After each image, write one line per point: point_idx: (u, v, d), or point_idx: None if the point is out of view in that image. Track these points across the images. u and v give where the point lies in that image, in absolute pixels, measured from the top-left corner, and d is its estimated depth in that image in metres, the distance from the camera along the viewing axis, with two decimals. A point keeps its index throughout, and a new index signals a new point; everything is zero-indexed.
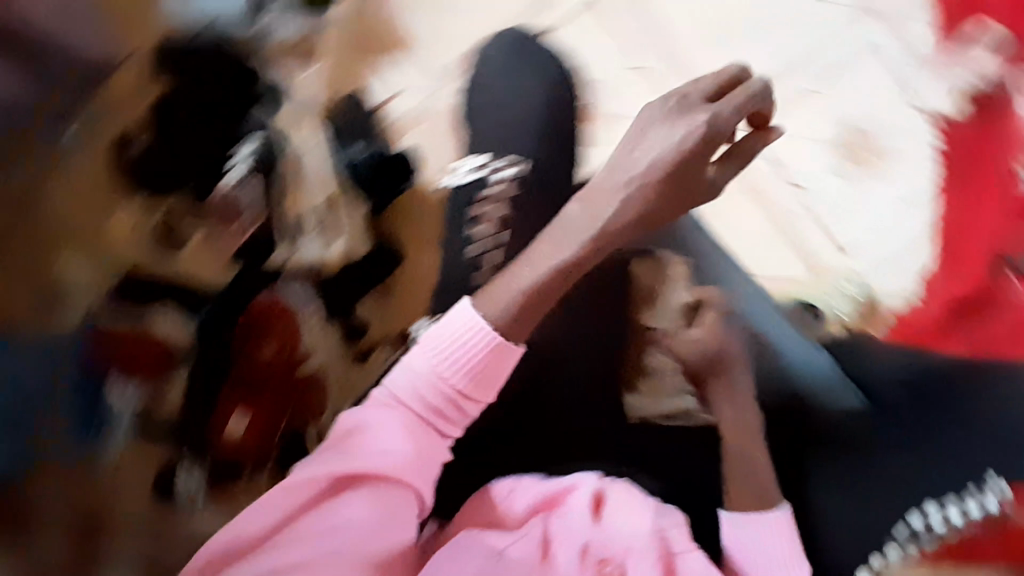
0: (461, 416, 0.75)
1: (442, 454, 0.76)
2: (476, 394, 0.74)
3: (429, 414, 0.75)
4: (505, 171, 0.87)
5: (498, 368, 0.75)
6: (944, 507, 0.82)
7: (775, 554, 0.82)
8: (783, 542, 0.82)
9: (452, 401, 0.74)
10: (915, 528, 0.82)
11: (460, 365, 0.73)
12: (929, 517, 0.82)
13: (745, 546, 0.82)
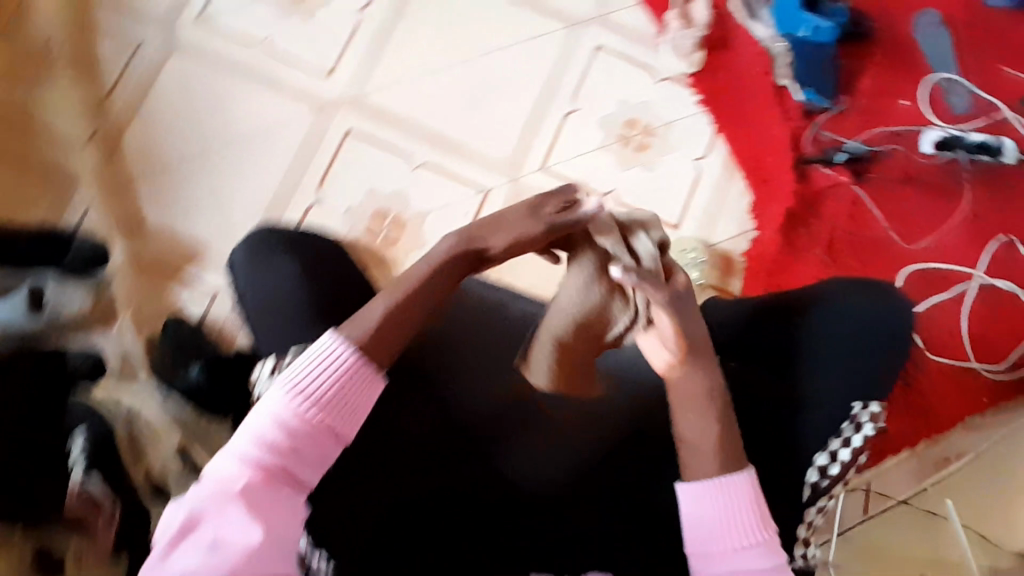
0: (319, 457, 0.52)
1: (301, 515, 0.51)
2: (341, 428, 0.53)
3: (289, 463, 0.51)
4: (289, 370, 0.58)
5: (360, 399, 0.53)
6: (844, 437, 0.64)
7: (733, 521, 0.55)
8: (739, 506, 0.55)
9: (318, 440, 0.52)
10: (814, 483, 0.64)
11: (322, 390, 0.52)
12: (832, 453, 0.64)
13: (707, 533, 0.55)
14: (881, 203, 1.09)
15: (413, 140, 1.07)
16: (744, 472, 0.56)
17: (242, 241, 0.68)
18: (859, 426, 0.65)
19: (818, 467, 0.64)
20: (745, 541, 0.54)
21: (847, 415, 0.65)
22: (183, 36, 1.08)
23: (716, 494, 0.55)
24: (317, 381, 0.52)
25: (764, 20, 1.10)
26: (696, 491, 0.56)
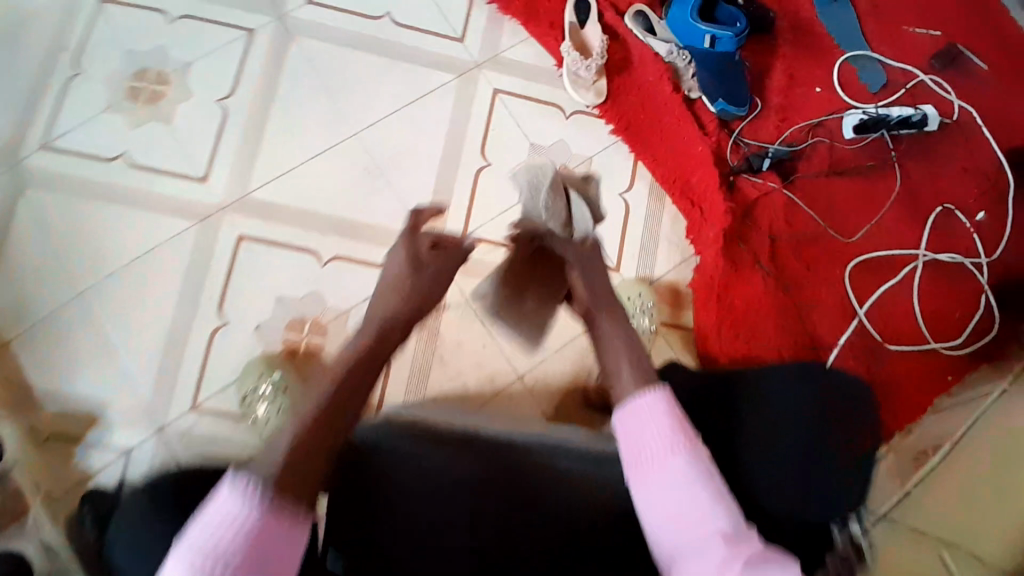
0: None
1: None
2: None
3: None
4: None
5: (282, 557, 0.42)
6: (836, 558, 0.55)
7: (644, 440, 0.52)
8: (667, 442, 0.51)
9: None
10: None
11: (239, 554, 0.40)
12: None
13: (638, 445, 0.52)
14: (813, 201, 1.05)
15: (315, 232, 0.96)
16: (655, 389, 0.55)
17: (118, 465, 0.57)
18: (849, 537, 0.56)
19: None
20: (674, 472, 0.49)
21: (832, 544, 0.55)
22: (28, 163, 0.94)
23: (638, 420, 0.53)
24: (228, 539, 0.41)
25: (661, 34, 1.05)
26: (630, 408, 0.54)
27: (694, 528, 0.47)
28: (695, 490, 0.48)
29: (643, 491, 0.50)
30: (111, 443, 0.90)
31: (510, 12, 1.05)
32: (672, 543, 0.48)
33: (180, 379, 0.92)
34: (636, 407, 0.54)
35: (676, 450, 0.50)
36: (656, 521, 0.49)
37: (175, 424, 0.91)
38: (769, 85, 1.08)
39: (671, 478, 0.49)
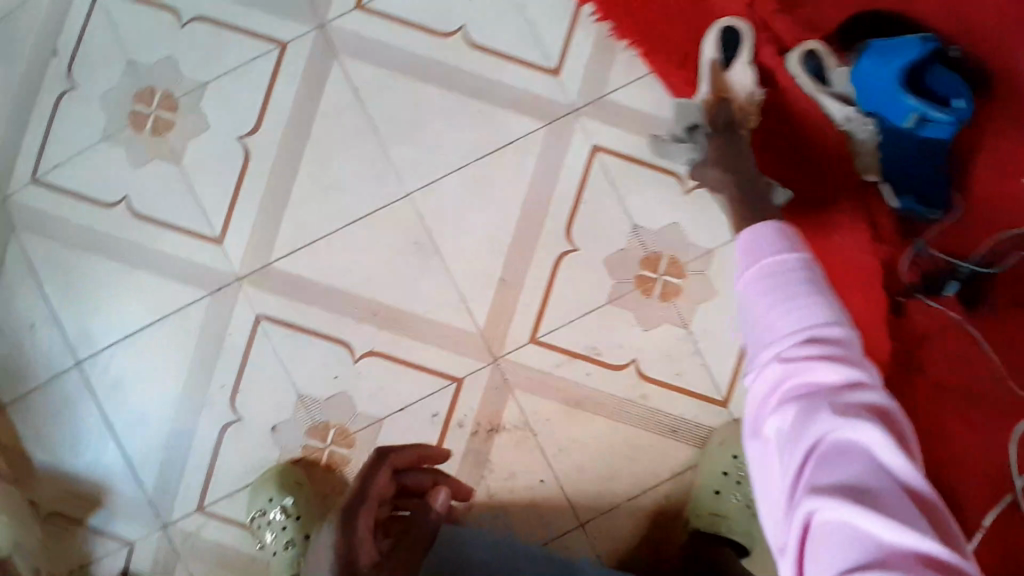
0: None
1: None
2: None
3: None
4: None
5: None
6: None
7: (769, 275, 0.47)
8: (779, 242, 0.49)
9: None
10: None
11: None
12: None
13: (752, 256, 0.49)
14: (1002, 341, 0.76)
15: (348, 318, 0.77)
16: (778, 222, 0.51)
17: None
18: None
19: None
20: (788, 281, 0.46)
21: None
22: (15, 202, 0.77)
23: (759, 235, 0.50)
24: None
25: (840, 88, 0.75)
26: (751, 229, 0.51)
27: (787, 302, 0.45)
28: (810, 322, 0.43)
29: (750, 295, 0.48)
30: (112, 535, 0.80)
31: (627, 35, 0.76)
32: (757, 329, 0.46)
33: (185, 475, 0.79)
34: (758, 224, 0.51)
35: (813, 312, 0.44)
36: (748, 324, 0.47)
37: (180, 524, 0.79)
38: (974, 170, 0.77)
39: (762, 275, 0.48)
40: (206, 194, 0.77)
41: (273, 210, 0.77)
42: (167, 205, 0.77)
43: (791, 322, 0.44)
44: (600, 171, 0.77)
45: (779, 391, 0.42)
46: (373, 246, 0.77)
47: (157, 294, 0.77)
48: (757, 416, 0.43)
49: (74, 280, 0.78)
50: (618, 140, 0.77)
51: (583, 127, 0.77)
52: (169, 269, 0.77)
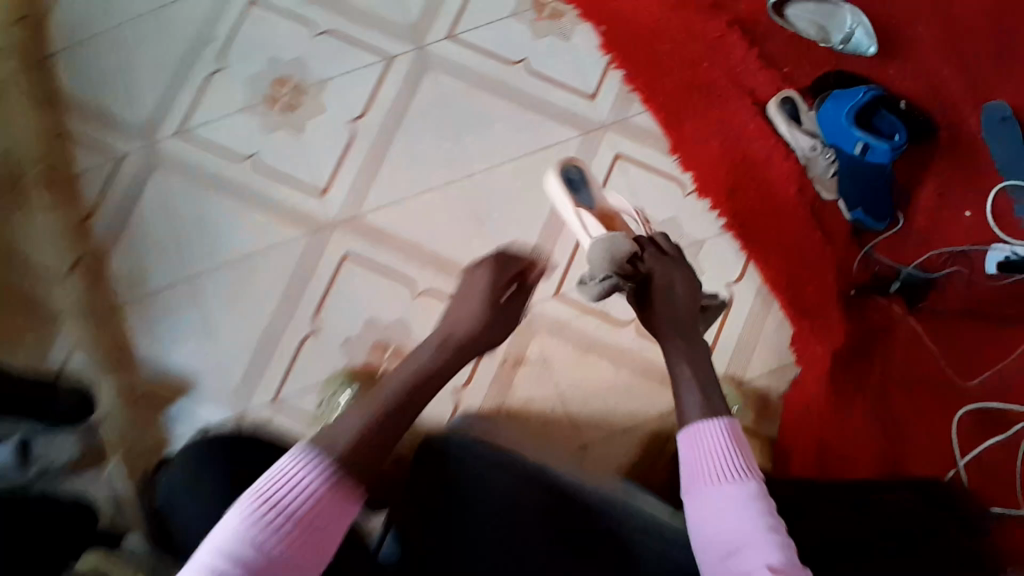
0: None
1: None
2: (307, 553, 0.50)
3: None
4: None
5: (331, 525, 0.52)
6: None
7: (714, 465, 0.60)
8: (727, 442, 0.62)
9: (286, 562, 0.49)
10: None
11: (295, 508, 0.51)
12: None
13: (700, 468, 0.61)
14: (938, 336, 0.96)
15: (414, 264, 0.99)
16: (725, 420, 0.65)
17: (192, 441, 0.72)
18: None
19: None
20: (726, 465, 0.60)
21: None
22: (164, 147, 0.99)
23: (700, 441, 0.64)
24: (291, 498, 0.52)
25: (808, 127, 0.98)
26: (695, 422, 0.65)
27: (727, 478, 0.59)
28: (740, 487, 0.57)
29: (696, 500, 0.59)
30: (194, 418, 0.97)
31: (636, 86, 1.02)
32: (702, 481, 0.60)
33: (264, 376, 0.97)
34: (686, 433, 0.66)
35: (738, 476, 0.59)
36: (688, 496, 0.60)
37: (253, 413, 0.97)
38: (913, 200, 1.00)
39: (710, 447, 0.62)
40: (318, 157, 1.00)
41: (366, 174, 1.00)
42: (285, 162, 1.00)
43: (730, 512, 0.56)
44: (617, 170, 1.00)
45: (729, 485, 0.58)
46: (441, 208, 0.99)
47: (267, 228, 0.99)
48: (707, 525, 0.56)
49: (201, 210, 0.99)
50: (634, 150, 1.01)
51: (609, 138, 1.01)
52: (279, 210, 0.99)
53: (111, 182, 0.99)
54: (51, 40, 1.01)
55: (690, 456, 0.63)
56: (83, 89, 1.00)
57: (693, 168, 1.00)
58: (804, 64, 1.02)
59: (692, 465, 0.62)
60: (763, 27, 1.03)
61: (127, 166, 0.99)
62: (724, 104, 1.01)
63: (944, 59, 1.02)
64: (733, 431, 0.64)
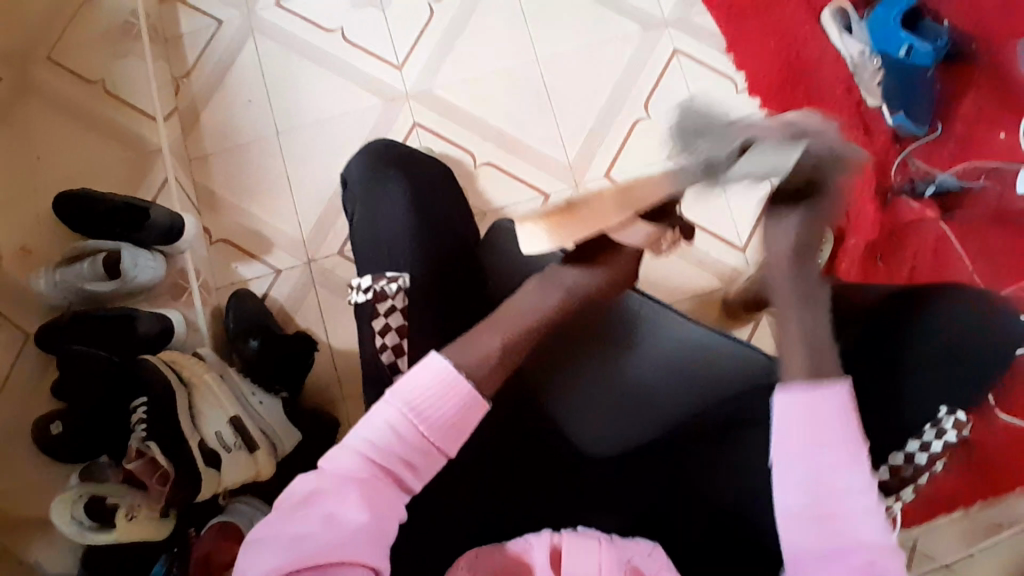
0: (424, 473, 0.57)
1: (397, 516, 0.55)
2: (447, 450, 0.58)
3: (398, 470, 0.56)
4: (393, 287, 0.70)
5: (464, 422, 0.58)
6: (924, 439, 0.62)
7: (817, 435, 0.52)
8: (838, 410, 0.53)
9: (426, 457, 0.57)
10: (883, 480, 0.63)
11: (441, 416, 0.57)
12: None
13: (811, 436, 0.52)
14: (968, 241, 1.00)
15: (476, 137, 1.06)
16: (839, 384, 0.54)
17: (354, 156, 0.81)
18: (943, 431, 0.62)
19: (890, 466, 0.63)
20: (838, 434, 0.52)
21: (931, 418, 0.63)
22: (262, 16, 1.10)
23: (816, 402, 0.53)
24: (435, 408, 0.57)
25: (859, 34, 1.02)
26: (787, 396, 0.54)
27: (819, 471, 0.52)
28: (856, 452, 0.52)
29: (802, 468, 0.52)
30: (267, 261, 1.06)
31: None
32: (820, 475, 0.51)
33: (333, 229, 1.06)
34: (789, 394, 0.53)
35: (851, 442, 0.52)
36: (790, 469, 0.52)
37: (321, 261, 1.06)
38: (960, 112, 1.03)
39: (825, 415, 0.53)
40: (397, 34, 1.09)
41: (440, 50, 1.08)
42: (367, 36, 1.09)
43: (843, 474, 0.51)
44: (674, 62, 1.07)
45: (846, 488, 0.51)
46: (506, 86, 1.07)
47: (345, 94, 1.08)
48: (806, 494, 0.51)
49: (287, 75, 1.08)
50: (690, 46, 1.07)
51: (668, 34, 1.07)
52: (357, 79, 1.08)
53: (210, 44, 1.09)
54: None
55: (787, 424, 0.53)
56: None
57: (745, 68, 1.06)
58: None
59: (801, 418, 0.53)
60: None
61: (225, 29, 1.10)
62: (781, 9, 1.06)
63: None
64: (845, 399, 0.53)
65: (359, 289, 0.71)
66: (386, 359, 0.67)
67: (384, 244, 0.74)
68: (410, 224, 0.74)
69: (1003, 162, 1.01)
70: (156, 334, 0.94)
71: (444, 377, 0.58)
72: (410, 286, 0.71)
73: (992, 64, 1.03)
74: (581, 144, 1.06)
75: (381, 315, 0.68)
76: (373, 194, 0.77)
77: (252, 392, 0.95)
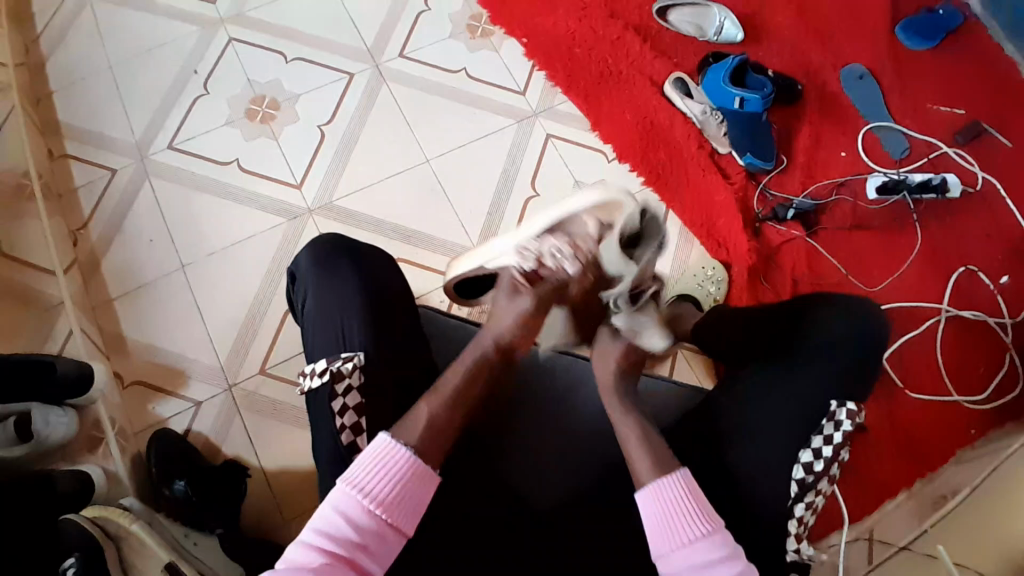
0: (381, 556, 0.57)
1: None
2: (402, 527, 0.59)
3: (355, 554, 0.56)
4: (349, 367, 0.72)
5: (416, 495, 0.60)
6: (825, 434, 0.71)
7: (675, 524, 0.61)
8: (682, 495, 0.62)
9: (383, 532, 0.58)
10: (801, 478, 0.70)
11: (388, 491, 0.59)
12: (815, 449, 0.71)
13: (668, 532, 0.61)
14: (835, 251, 1.13)
15: (384, 236, 1.11)
16: (678, 472, 0.64)
17: (305, 248, 0.84)
18: (838, 423, 0.71)
19: (804, 463, 0.70)
20: (680, 516, 0.61)
21: (826, 413, 0.72)
22: (154, 161, 1.13)
23: (660, 495, 0.62)
24: (379, 483, 0.59)
25: (698, 98, 1.19)
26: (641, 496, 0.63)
27: (684, 545, 0.59)
28: (698, 526, 0.60)
29: (673, 561, 0.59)
30: (186, 395, 1.03)
31: (557, 81, 1.22)
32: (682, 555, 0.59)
33: (251, 350, 1.05)
34: (643, 493, 0.63)
35: (706, 522, 0.60)
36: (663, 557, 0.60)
37: (242, 384, 1.03)
38: (799, 145, 1.19)
39: (665, 509, 0.62)
40: (294, 156, 1.15)
41: (338, 163, 1.15)
42: (264, 163, 1.14)
43: (699, 543, 0.59)
44: (551, 144, 1.18)
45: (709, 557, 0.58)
46: (405, 185, 1.14)
47: (250, 218, 1.11)
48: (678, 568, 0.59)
49: (188, 210, 1.11)
50: (562, 127, 1.20)
51: (541, 120, 1.20)
52: (260, 202, 1.12)
53: (106, 194, 1.11)
54: (60, 86, 1.17)
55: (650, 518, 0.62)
56: (81, 120, 1.15)
57: (611, 139, 1.19)
58: (692, 51, 1.25)
59: (659, 520, 0.61)
60: (652, 27, 1.26)
61: (120, 179, 1.12)
62: (631, 85, 1.21)
63: (803, 38, 1.26)
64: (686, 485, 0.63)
65: (314, 374, 0.72)
66: (344, 439, 0.68)
67: (337, 321, 0.76)
68: (364, 302, 0.77)
69: (846, 179, 1.17)
70: (75, 491, 0.86)
71: (388, 453, 0.61)
72: (365, 363, 0.73)
73: (813, 104, 1.22)
74: (486, 226, 1.13)
75: (339, 395, 0.70)
76: (323, 278, 0.80)
77: (185, 534, 0.91)
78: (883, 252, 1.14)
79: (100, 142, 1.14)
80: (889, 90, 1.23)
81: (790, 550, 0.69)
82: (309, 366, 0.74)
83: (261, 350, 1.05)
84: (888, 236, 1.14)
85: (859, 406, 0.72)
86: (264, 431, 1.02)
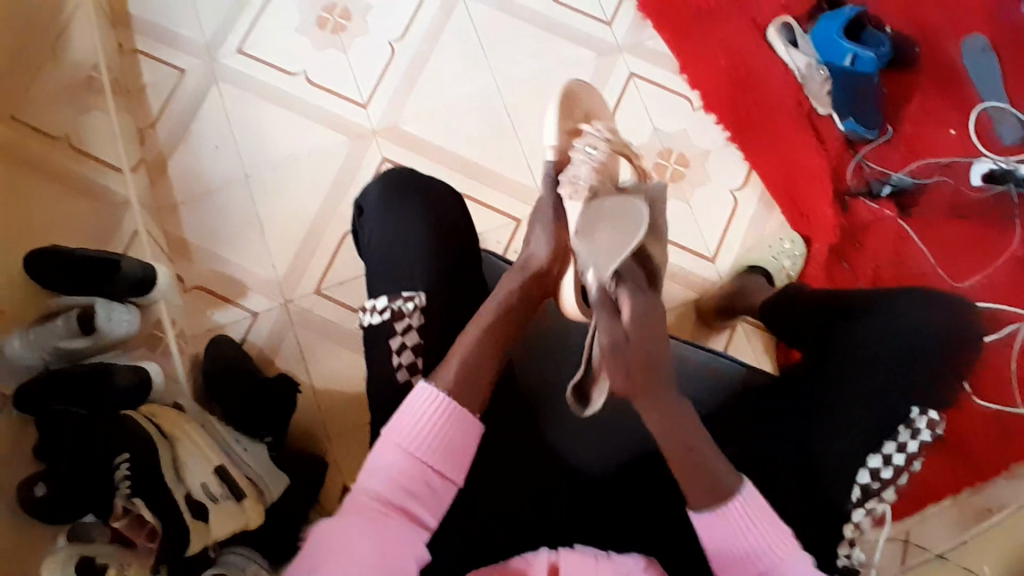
0: (433, 503, 0.58)
1: (420, 556, 0.55)
2: (450, 474, 0.59)
3: (405, 502, 0.57)
4: (412, 309, 0.72)
5: (460, 445, 0.60)
6: (900, 440, 0.69)
7: (721, 492, 0.59)
8: (732, 460, 0.60)
9: (434, 486, 0.58)
10: (866, 483, 0.68)
11: (434, 441, 0.59)
12: (886, 454, 0.68)
13: (716, 498, 0.59)
14: (926, 237, 1.04)
15: (446, 168, 1.08)
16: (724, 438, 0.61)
17: (376, 181, 0.82)
18: (916, 431, 0.69)
19: (871, 468, 0.68)
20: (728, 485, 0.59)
21: (906, 419, 0.69)
22: (223, 64, 1.11)
23: (708, 463, 0.60)
24: (422, 431, 0.59)
25: (805, 48, 1.08)
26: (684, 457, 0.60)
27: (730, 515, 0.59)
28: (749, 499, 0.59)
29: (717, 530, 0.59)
30: (243, 304, 1.06)
31: (648, 13, 1.12)
32: (733, 526, 0.58)
33: (308, 267, 1.06)
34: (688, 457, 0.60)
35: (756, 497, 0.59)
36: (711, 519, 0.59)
37: (298, 300, 1.06)
38: (907, 114, 1.08)
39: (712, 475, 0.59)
40: (364, 71, 1.11)
41: (408, 85, 1.10)
42: (333, 78, 1.10)
43: (750, 518, 0.58)
44: (635, 83, 1.10)
45: (760, 531, 0.58)
46: (474, 115, 1.09)
47: (316, 134, 1.09)
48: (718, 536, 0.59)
49: (254, 119, 1.10)
50: (647, 65, 1.11)
51: (626, 56, 1.11)
52: (326, 119, 1.09)
53: (175, 94, 1.10)
54: None
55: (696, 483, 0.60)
56: (152, 14, 1.13)
57: (700, 85, 1.10)
58: None
59: (701, 485, 0.60)
60: None
61: (189, 80, 1.11)
62: (729, 27, 1.10)
63: None
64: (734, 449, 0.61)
65: (374, 310, 0.73)
66: (401, 377, 0.70)
67: (386, 272, 0.76)
68: (421, 251, 0.76)
69: (952, 159, 1.07)
70: (135, 388, 0.89)
71: (433, 406, 0.60)
72: (426, 305, 0.73)
73: (932, 69, 1.09)
74: None
75: (398, 333, 0.71)
76: (378, 225, 0.78)
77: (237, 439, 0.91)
78: (978, 245, 1.04)
79: (173, 40, 1.12)
80: (1011, 66, 1.08)
81: (842, 555, 0.68)
82: (370, 300, 0.75)
83: (318, 269, 1.06)
84: (985, 228, 1.05)
85: (941, 416, 0.69)
86: (313, 350, 1.05)
